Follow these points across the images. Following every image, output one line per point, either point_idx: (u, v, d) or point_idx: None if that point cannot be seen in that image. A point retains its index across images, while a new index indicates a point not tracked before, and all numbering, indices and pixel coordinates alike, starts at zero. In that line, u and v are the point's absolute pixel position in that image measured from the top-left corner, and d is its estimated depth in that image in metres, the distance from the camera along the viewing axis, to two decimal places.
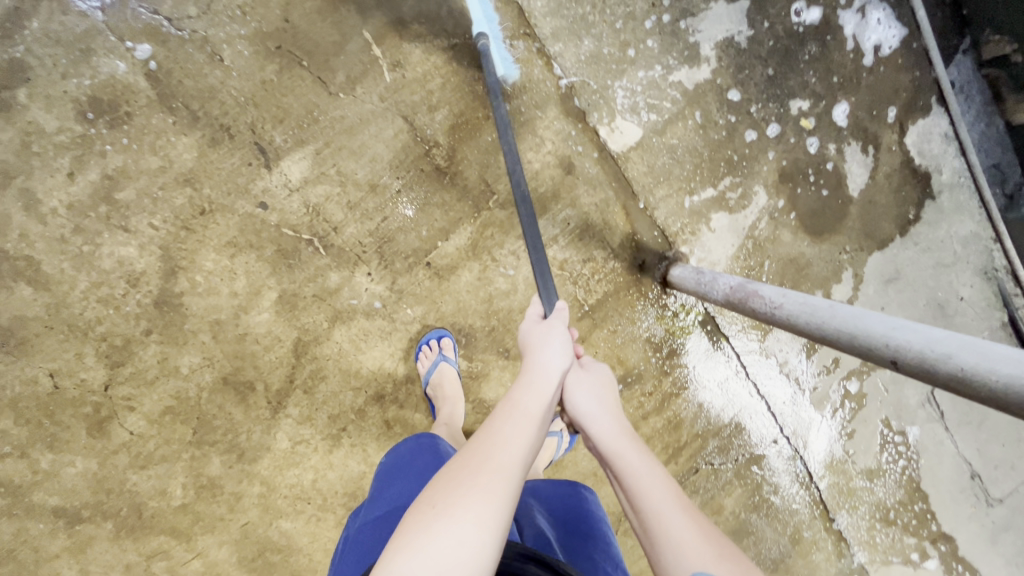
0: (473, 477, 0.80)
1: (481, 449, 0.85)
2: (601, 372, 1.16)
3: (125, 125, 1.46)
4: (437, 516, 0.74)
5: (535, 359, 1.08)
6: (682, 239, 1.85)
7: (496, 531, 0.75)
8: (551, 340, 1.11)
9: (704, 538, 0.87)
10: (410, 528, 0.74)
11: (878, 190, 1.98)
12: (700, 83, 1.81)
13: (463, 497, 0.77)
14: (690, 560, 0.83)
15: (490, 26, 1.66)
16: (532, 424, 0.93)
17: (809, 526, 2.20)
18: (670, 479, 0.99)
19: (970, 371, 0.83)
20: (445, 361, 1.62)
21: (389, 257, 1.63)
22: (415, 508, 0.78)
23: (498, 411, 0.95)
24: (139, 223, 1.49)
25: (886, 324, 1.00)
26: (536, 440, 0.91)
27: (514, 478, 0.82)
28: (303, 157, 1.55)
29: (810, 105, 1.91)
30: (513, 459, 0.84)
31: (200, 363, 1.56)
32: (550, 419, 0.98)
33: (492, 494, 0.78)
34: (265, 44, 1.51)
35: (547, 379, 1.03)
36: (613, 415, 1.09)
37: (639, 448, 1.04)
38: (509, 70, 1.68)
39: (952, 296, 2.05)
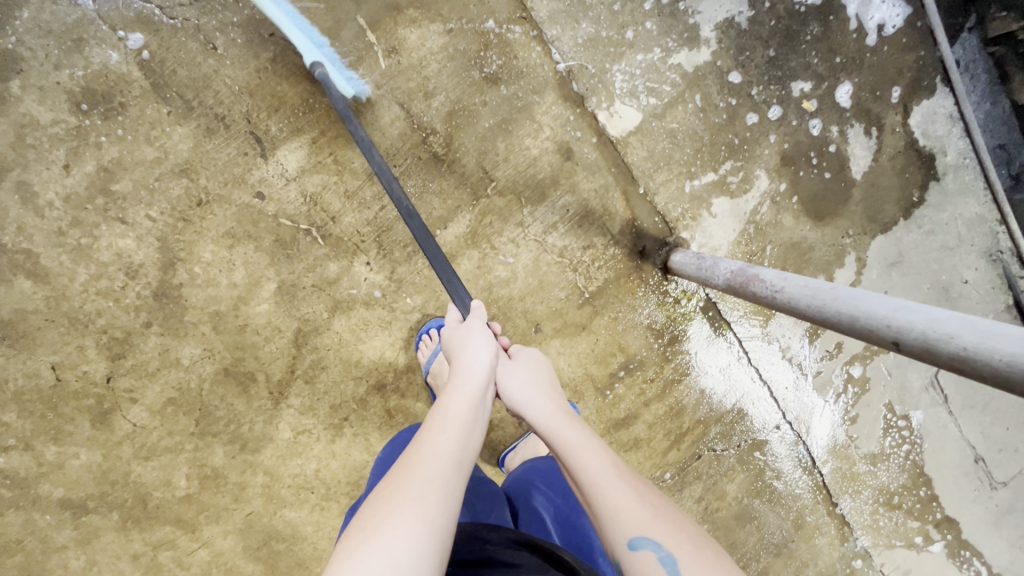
0: (400, 492, 0.80)
1: (409, 464, 0.85)
2: (531, 359, 1.20)
3: (119, 116, 1.45)
4: (364, 537, 0.73)
5: (460, 362, 1.09)
6: (682, 225, 1.83)
7: (428, 538, 0.75)
8: (471, 340, 1.13)
9: (637, 502, 0.87)
10: (338, 554, 0.73)
11: (881, 172, 1.96)
12: (700, 66, 1.78)
13: (390, 513, 0.76)
14: (625, 527, 0.83)
15: (322, 51, 1.51)
16: (460, 426, 0.94)
17: (812, 510, 2.20)
18: (607, 449, 0.98)
19: (974, 350, 0.82)
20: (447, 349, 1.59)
21: (388, 246, 1.63)
22: (345, 534, 0.76)
23: (426, 422, 0.96)
24: (136, 215, 1.48)
25: (887, 306, 0.98)
26: (466, 439, 0.93)
27: (445, 481, 0.83)
28: (299, 146, 1.54)
29: (812, 87, 1.89)
30: (442, 464, 0.85)
31: (201, 354, 1.57)
32: (482, 418, 0.99)
33: (420, 504, 0.78)
34: (259, 32, 1.50)
35: (472, 379, 1.05)
36: (547, 396, 1.10)
37: (576, 425, 1.03)
38: (359, 88, 1.55)
39: (956, 279, 2.03)
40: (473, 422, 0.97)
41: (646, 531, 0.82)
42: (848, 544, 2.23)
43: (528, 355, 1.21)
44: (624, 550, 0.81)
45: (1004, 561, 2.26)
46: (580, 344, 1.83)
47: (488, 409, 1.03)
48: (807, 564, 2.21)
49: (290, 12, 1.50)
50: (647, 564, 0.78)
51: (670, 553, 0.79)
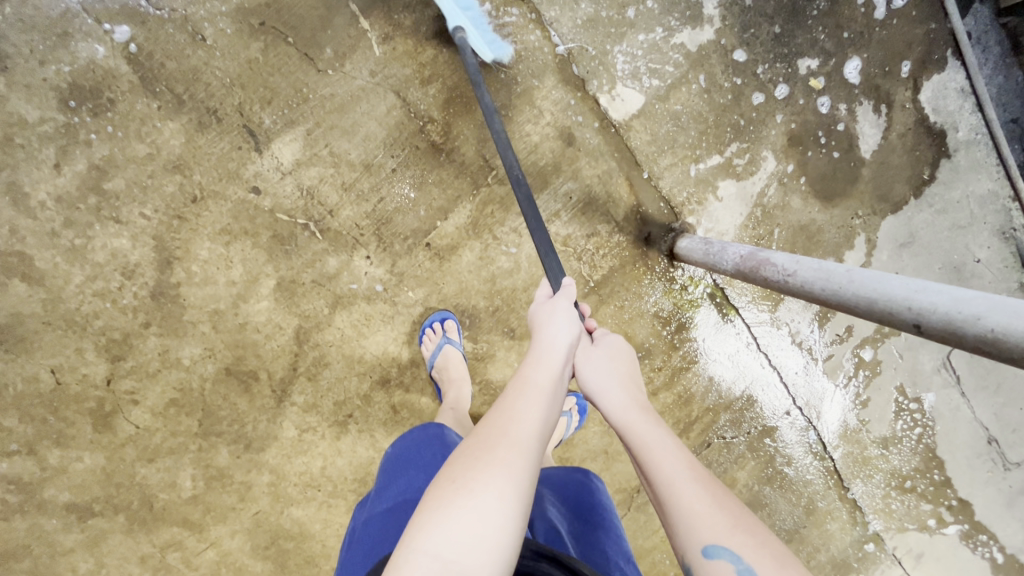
0: (489, 454, 0.84)
1: (496, 427, 0.89)
2: (613, 345, 1.16)
3: (109, 112, 1.41)
4: (456, 493, 0.78)
5: (543, 334, 1.10)
6: (688, 210, 1.79)
7: (514, 504, 0.79)
8: (556, 314, 1.12)
9: (714, 508, 0.87)
10: (430, 505, 0.78)
11: (890, 151, 1.92)
12: (704, 45, 1.73)
13: (481, 474, 0.81)
14: (701, 533, 0.84)
15: (468, 14, 1.55)
16: (543, 397, 0.96)
17: (823, 496, 2.20)
18: (683, 449, 0.97)
19: (1000, 333, 0.79)
20: (451, 343, 1.60)
21: (387, 238, 1.59)
22: (434, 485, 0.82)
23: (509, 389, 0.98)
24: (130, 214, 1.45)
25: (908, 287, 0.94)
26: (548, 412, 0.95)
27: (530, 451, 0.86)
28: (294, 139, 1.49)
29: (820, 64, 1.83)
30: (526, 435, 0.88)
31: (201, 354, 1.54)
32: (561, 392, 1.01)
33: (507, 470, 0.82)
34: (248, 21, 1.44)
35: (555, 354, 1.05)
36: (624, 386, 1.09)
37: (652, 421, 1.03)
38: (502, 51, 1.60)
39: (968, 258, 1.99)
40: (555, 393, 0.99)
41: (723, 541, 0.82)
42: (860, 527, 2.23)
43: (610, 340, 1.17)
44: (700, 557, 0.82)
45: (1018, 543, 2.24)
46: None
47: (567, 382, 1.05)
48: (818, 550, 2.23)
49: None
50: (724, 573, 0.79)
51: (748, 565, 0.79)
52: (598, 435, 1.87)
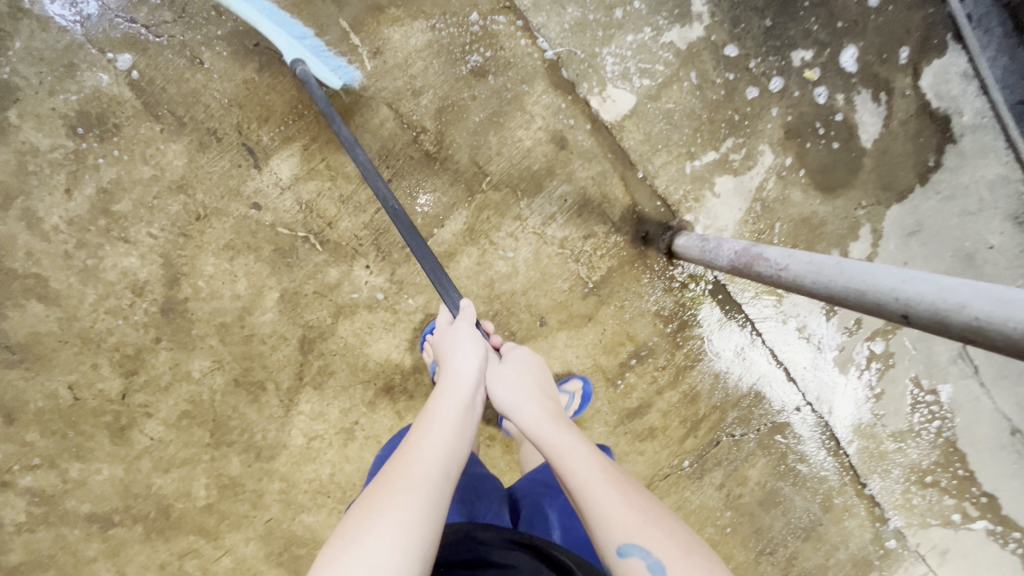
0: (384, 501, 0.85)
1: (395, 471, 0.90)
2: (523, 359, 1.27)
3: (114, 137, 1.45)
4: (347, 548, 0.78)
5: (448, 366, 1.14)
6: (685, 207, 1.79)
7: (409, 547, 0.80)
8: (459, 342, 1.18)
9: (624, 506, 0.93)
10: (323, 562, 0.78)
11: (892, 139, 1.89)
12: (694, 42, 1.72)
13: (374, 522, 0.81)
14: (615, 535, 0.89)
15: (305, 44, 1.50)
16: (445, 431, 0.99)
17: (840, 492, 2.18)
18: (595, 452, 1.04)
19: (985, 319, 0.77)
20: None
21: (385, 248, 1.62)
22: (329, 541, 0.81)
23: (413, 428, 1.00)
24: (138, 234, 1.50)
25: (895, 278, 0.93)
26: (451, 444, 0.97)
27: (427, 490, 0.87)
28: (291, 154, 1.53)
29: (814, 55, 1.81)
30: (424, 473, 0.90)
31: (210, 366, 1.59)
32: (470, 421, 1.05)
33: (402, 515, 0.82)
34: (244, 43, 1.48)
35: (460, 385, 1.09)
36: (536, 400, 1.16)
37: (565, 428, 1.10)
38: (350, 76, 1.54)
39: (980, 245, 1.97)
40: (459, 425, 1.02)
41: (634, 539, 0.88)
42: (880, 524, 2.21)
43: (517, 356, 1.27)
44: (616, 556, 0.88)
45: None
46: (587, 335, 1.80)
47: (475, 410, 1.09)
48: (837, 547, 2.20)
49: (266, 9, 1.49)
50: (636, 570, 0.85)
51: (658, 560, 0.85)
52: (603, 435, 1.89)
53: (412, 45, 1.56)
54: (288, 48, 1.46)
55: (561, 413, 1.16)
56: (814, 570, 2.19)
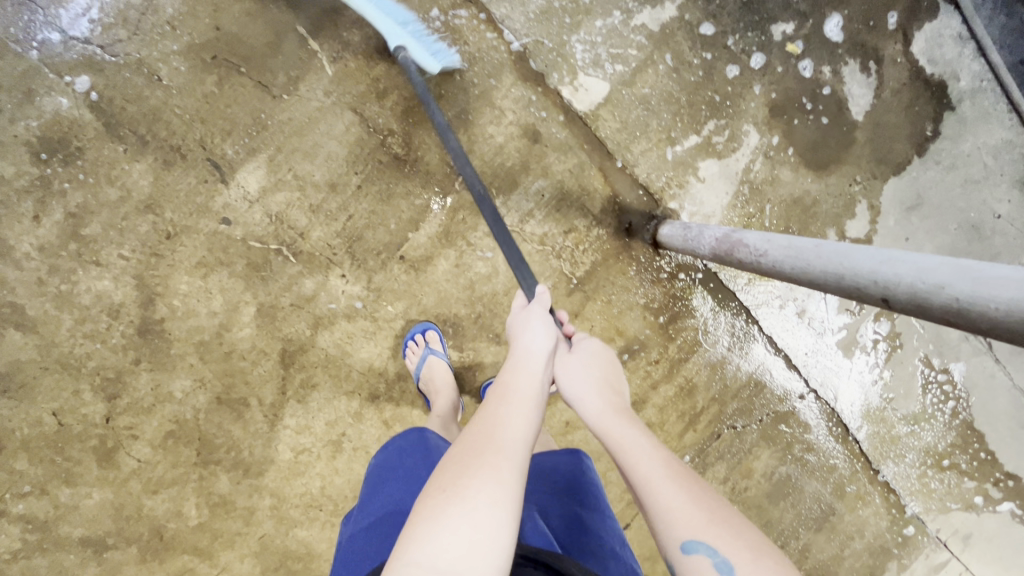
0: (480, 461, 0.86)
1: (484, 436, 0.92)
2: (591, 349, 1.24)
3: (78, 160, 1.44)
4: (448, 501, 0.80)
5: (519, 345, 1.14)
6: (669, 195, 1.73)
7: (505, 507, 0.81)
8: (532, 324, 1.17)
9: (694, 504, 0.94)
10: (424, 512, 0.80)
11: (884, 110, 1.81)
12: (667, 23, 1.65)
13: (473, 480, 0.83)
14: (680, 531, 0.90)
15: (408, 29, 1.47)
16: (523, 403, 1.01)
17: (853, 480, 2.10)
18: (659, 449, 1.04)
19: (966, 301, 0.71)
20: (434, 352, 1.59)
21: (360, 255, 1.59)
22: (425, 495, 0.84)
23: (492, 398, 1.02)
24: (109, 256, 1.49)
25: (874, 258, 0.87)
26: (530, 416, 0.99)
27: (518, 457, 0.90)
28: (257, 167, 1.51)
29: (795, 27, 1.73)
30: (514, 442, 0.92)
31: (192, 385, 1.58)
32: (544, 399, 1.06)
33: (496, 475, 0.84)
34: (200, 56, 1.44)
35: (533, 361, 1.10)
36: (600, 391, 1.15)
37: (627, 422, 1.10)
38: (449, 59, 1.52)
39: (987, 216, 1.90)
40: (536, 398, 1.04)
41: (700, 536, 0.88)
42: (897, 510, 2.14)
43: (586, 345, 1.24)
44: (682, 553, 0.88)
45: None
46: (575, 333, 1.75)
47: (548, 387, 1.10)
48: (853, 537, 2.12)
49: None
50: (703, 566, 0.85)
51: (725, 559, 0.85)
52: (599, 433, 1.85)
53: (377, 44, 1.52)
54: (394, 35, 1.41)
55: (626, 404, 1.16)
56: (829, 561, 2.12)
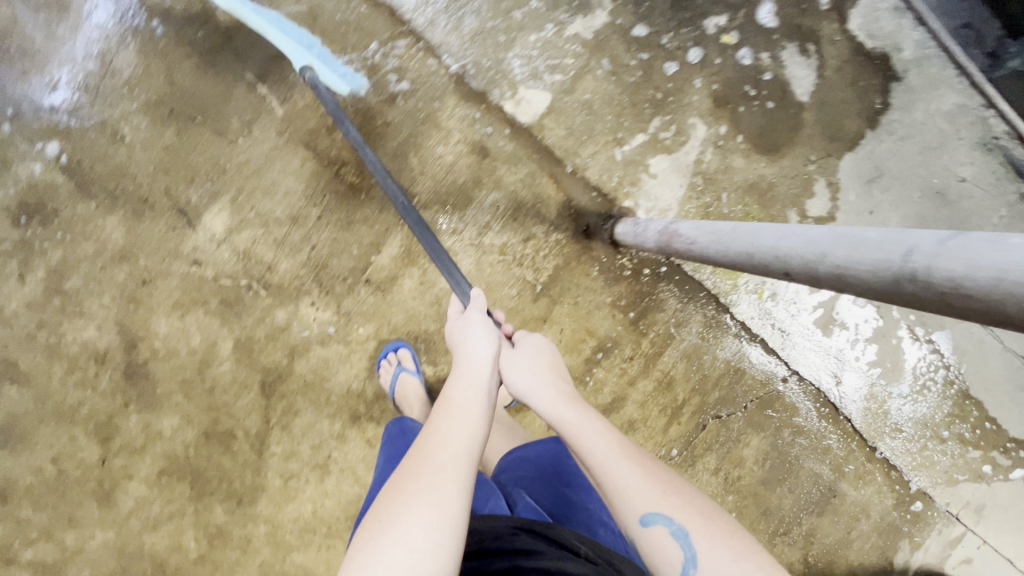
0: (417, 482, 0.86)
1: (423, 455, 0.91)
2: (534, 343, 1.20)
3: (55, 220, 1.54)
4: (384, 531, 0.80)
5: (462, 352, 1.11)
6: (623, 193, 1.77)
7: (443, 528, 0.81)
8: (471, 330, 1.14)
9: (649, 478, 0.95)
10: (363, 546, 0.80)
11: (829, 88, 1.84)
12: (600, 30, 1.71)
13: (409, 504, 0.83)
14: (636, 507, 0.91)
15: (313, 52, 1.57)
16: (465, 413, 0.99)
17: (849, 460, 2.08)
18: (612, 430, 1.04)
19: (843, 267, 0.73)
20: (406, 369, 1.62)
21: (327, 282, 1.66)
22: (363, 528, 0.83)
23: (433, 414, 1.00)
24: (92, 306, 1.58)
25: (777, 235, 0.90)
26: (469, 428, 0.97)
27: (457, 472, 0.89)
28: (221, 209, 1.59)
29: (728, 19, 1.78)
30: (454, 457, 0.91)
31: (180, 422, 1.65)
32: (491, 405, 1.04)
33: (431, 498, 0.83)
34: (158, 111, 1.54)
35: (476, 370, 1.07)
36: (550, 383, 1.12)
37: (581, 410, 1.07)
38: (357, 82, 1.60)
39: (951, 180, 1.91)
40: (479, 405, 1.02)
41: (656, 508, 0.90)
42: (900, 487, 2.10)
43: (530, 340, 1.21)
44: (640, 526, 0.90)
45: None
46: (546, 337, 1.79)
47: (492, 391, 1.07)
48: (858, 518, 2.09)
49: (276, 19, 1.56)
50: (660, 534, 0.88)
51: (680, 525, 0.88)
52: None
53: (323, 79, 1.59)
54: (296, 57, 1.54)
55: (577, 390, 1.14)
56: (836, 546, 2.08)
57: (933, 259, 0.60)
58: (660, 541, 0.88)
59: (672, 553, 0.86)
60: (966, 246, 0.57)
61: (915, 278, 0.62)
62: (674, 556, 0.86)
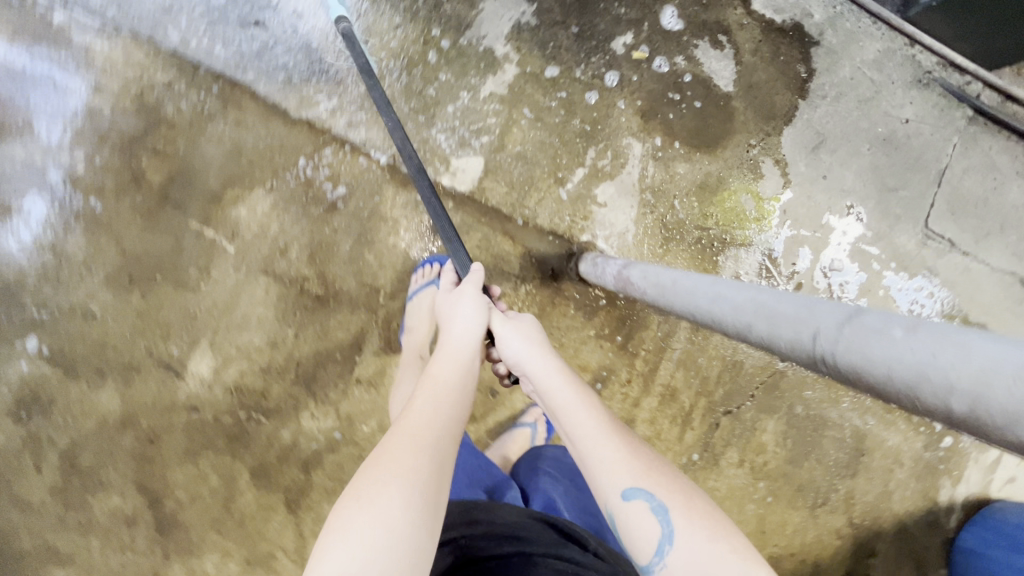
0: (400, 461, 0.90)
1: (409, 435, 0.95)
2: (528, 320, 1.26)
3: (55, 407, 1.60)
4: (364, 506, 0.83)
5: (454, 331, 1.22)
6: (578, 229, 1.79)
7: (420, 509, 0.85)
8: (462, 311, 1.24)
9: (631, 457, 1.00)
10: (337, 519, 0.82)
11: (752, 71, 1.84)
12: (513, 82, 1.72)
13: (391, 482, 0.86)
14: (619, 481, 0.97)
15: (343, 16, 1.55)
16: (448, 400, 1.06)
17: (868, 417, 2.09)
18: (597, 410, 1.09)
19: (767, 340, 0.76)
20: (435, 287, 1.63)
21: (321, 393, 1.70)
22: (341, 499, 0.86)
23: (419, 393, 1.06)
24: (110, 476, 1.63)
25: (709, 297, 0.93)
26: (453, 412, 1.04)
27: (438, 453, 0.94)
28: (203, 353, 1.64)
29: (633, 35, 1.78)
30: (437, 439, 0.96)
31: (221, 557, 1.66)
32: (468, 387, 1.12)
33: (417, 475, 0.88)
34: (119, 280, 1.58)
35: (458, 356, 1.16)
36: (538, 355, 1.18)
37: (566, 386, 1.13)
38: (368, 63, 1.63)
39: (895, 124, 1.93)
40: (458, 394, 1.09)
41: (638, 484, 0.96)
42: (926, 428, 2.11)
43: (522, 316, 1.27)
44: (620, 500, 0.95)
45: None
46: None
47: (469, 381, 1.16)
48: (893, 469, 2.11)
49: None
50: (642, 509, 0.93)
51: (660, 502, 0.93)
52: None
53: (267, 205, 1.62)
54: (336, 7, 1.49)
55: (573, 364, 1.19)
56: (878, 501, 2.10)
57: (835, 345, 0.62)
58: (642, 514, 0.93)
59: (650, 527, 0.91)
60: (858, 334, 0.59)
61: (824, 361, 0.64)
62: (652, 529, 0.91)
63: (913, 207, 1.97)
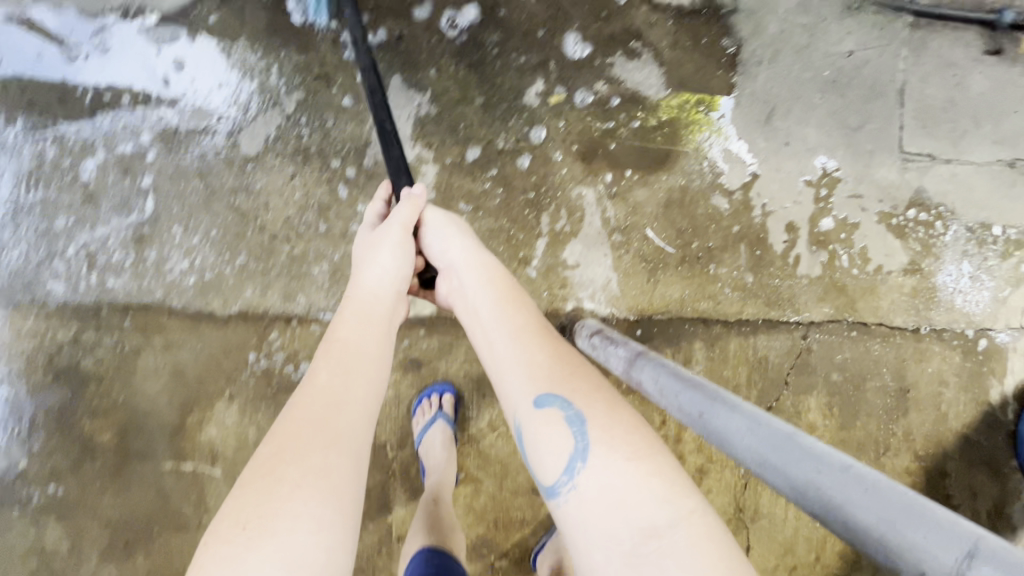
0: (297, 456, 0.79)
1: (314, 413, 0.85)
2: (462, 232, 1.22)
3: None
4: (257, 531, 0.72)
5: (363, 264, 1.14)
6: (561, 300, 1.66)
7: (328, 521, 0.75)
8: (381, 241, 1.16)
9: (547, 367, 0.92)
10: (223, 543, 0.72)
11: (678, 67, 1.71)
12: (438, 181, 1.60)
13: (289, 488, 0.76)
14: (538, 392, 0.89)
15: None
16: (361, 362, 0.96)
17: (928, 358, 1.86)
18: (519, 321, 1.02)
19: (846, 540, 0.66)
20: (441, 420, 1.57)
21: (369, 563, 1.61)
22: (230, 513, 0.75)
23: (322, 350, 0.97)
24: None
25: (752, 456, 0.82)
26: (360, 378, 0.93)
27: (350, 439, 0.84)
28: None
29: (544, 81, 1.64)
30: (348, 419, 0.86)
31: None
32: (383, 336, 1.03)
33: (319, 476, 0.78)
34: (116, 551, 1.41)
35: (376, 296, 1.09)
36: (471, 267, 1.14)
37: (490, 299, 1.07)
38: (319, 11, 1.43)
39: (839, 61, 1.80)
40: (371, 357, 0.98)
41: (557, 392, 0.87)
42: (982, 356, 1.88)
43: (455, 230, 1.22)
44: (532, 411, 0.87)
45: None
46: None
47: (385, 323, 1.06)
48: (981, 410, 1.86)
49: None
50: (553, 419, 0.84)
51: (577, 413, 0.84)
52: None
53: (234, 414, 1.44)
54: None
55: (496, 267, 1.15)
56: None
57: None
58: (554, 427, 0.84)
59: (564, 439, 0.82)
60: None
61: None
62: (566, 442, 0.82)
63: (884, 137, 1.83)
